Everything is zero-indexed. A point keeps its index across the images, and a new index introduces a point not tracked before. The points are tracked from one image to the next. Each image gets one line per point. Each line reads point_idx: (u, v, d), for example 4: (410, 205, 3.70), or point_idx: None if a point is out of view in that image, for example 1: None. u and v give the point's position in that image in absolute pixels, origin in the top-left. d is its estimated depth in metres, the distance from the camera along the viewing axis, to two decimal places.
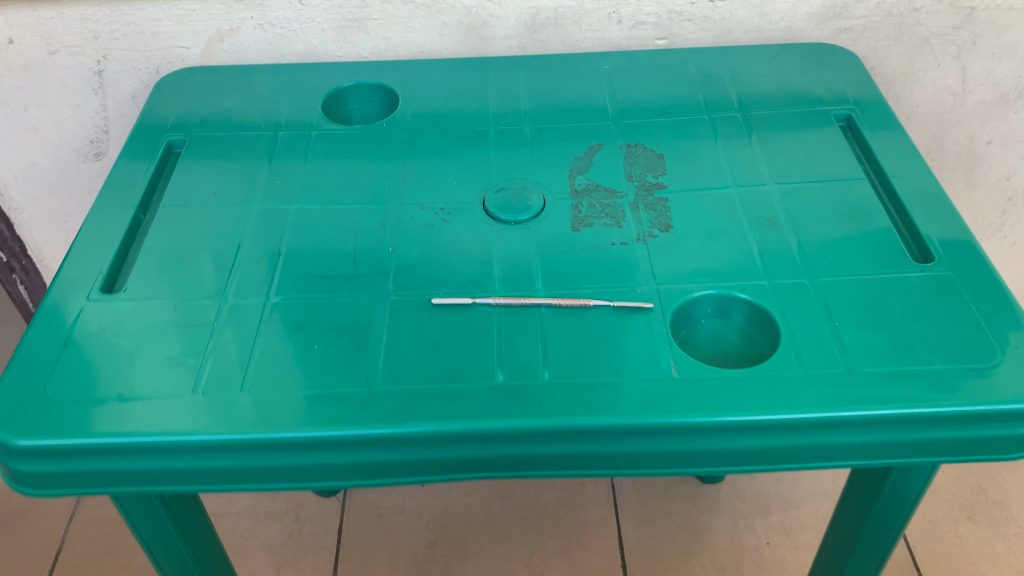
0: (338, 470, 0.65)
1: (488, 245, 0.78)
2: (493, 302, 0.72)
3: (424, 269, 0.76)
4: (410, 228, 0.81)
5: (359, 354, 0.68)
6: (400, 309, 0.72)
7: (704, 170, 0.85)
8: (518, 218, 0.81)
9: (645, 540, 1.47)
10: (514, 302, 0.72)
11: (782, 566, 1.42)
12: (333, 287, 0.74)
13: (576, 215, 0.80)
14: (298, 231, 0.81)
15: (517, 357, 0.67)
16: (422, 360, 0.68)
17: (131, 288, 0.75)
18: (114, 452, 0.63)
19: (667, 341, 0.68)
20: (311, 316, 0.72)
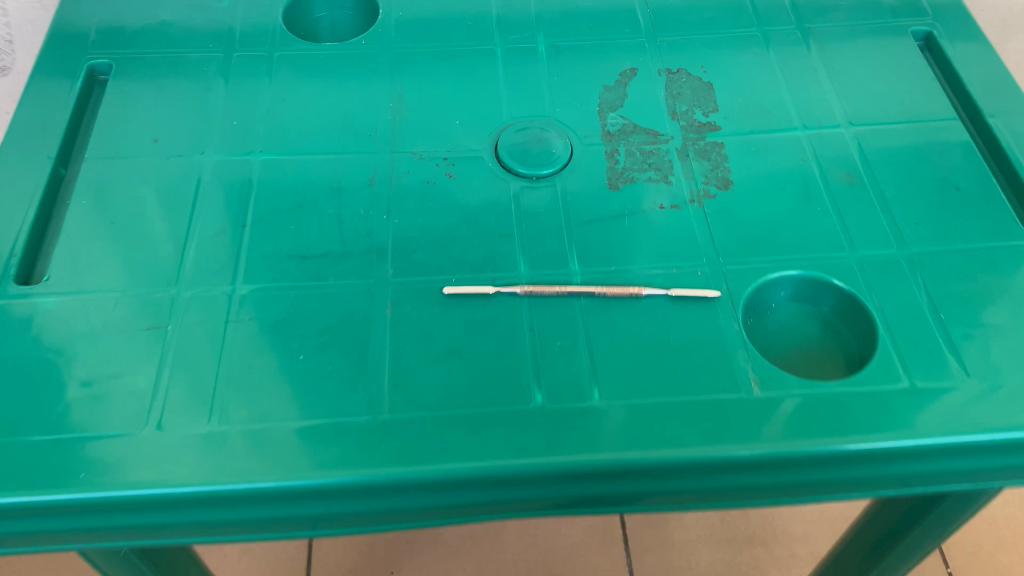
0: (338, 519, 0.52)
1: (507, 208, 0.63)
2: (522, 291, 0.58)
3: (430, 244, 0.61)
4: (407, 185, 0.64)
5: (358, 368, 0.54)
6: (404, 302, 0.57)
7: (762, 106, 0.70)
8: (542, 172, 0.65)
9: None
10: (548, 292, 0.57)
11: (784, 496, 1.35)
12: (316, 273, 0.59)
13: (613, 167, 0.66)
14: (266, 193, 0.64)
15: (558, 369, 0.54)
16: (438, 375, 0.54)
17: (55, 276, 0.58)
18: (49, 511, 0.49)
19: (741, 343, 0.55)
20: (292, 315, 0.57)
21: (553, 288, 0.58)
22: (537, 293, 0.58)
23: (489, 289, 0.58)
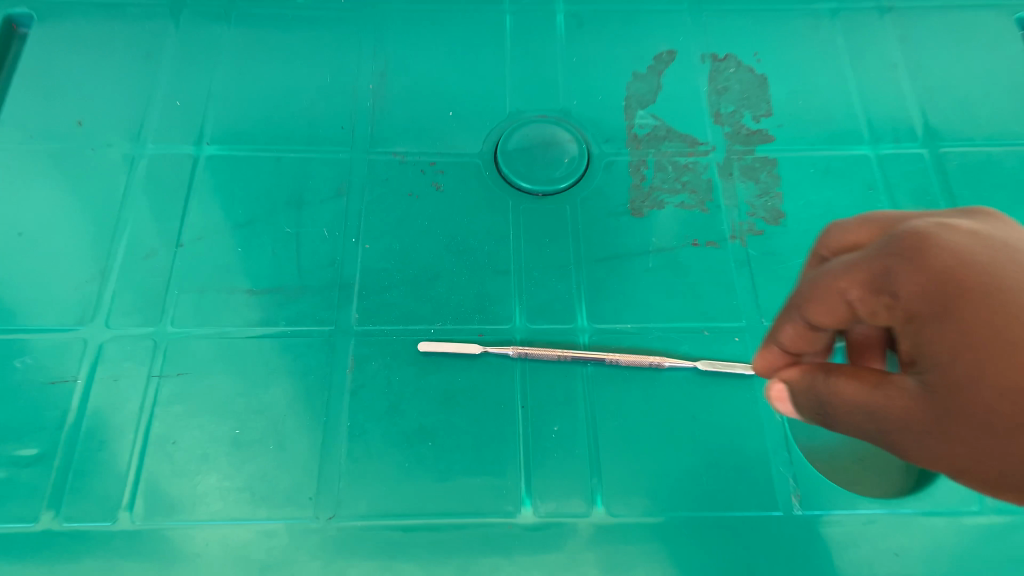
0: None
1: (504, 237, 0.51)
2: (514, 352, 0.46)
3: (406, 282, 0.49)
4: (384, 199, 0.52)
5: (307, 452, 0.44)
6: (369, 363, 0.46)
7: (827, 110, 0.57)
8: (548, 188, 0.53)
9: None
10: (545, 355, 0.46)
11: None
12: (264, 314, 0.48)
13: (638, 185, 0.54)
14: (211, 199, 0.52)
15: (555, 467, 0.44)
16: (406, 466, 0.44)
17: None
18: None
19: (784, 442, 0.45)
20: (230, 374, 0.46)
21: (552, 351, 0.46)
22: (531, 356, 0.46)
23: (477, 350, 0.46)
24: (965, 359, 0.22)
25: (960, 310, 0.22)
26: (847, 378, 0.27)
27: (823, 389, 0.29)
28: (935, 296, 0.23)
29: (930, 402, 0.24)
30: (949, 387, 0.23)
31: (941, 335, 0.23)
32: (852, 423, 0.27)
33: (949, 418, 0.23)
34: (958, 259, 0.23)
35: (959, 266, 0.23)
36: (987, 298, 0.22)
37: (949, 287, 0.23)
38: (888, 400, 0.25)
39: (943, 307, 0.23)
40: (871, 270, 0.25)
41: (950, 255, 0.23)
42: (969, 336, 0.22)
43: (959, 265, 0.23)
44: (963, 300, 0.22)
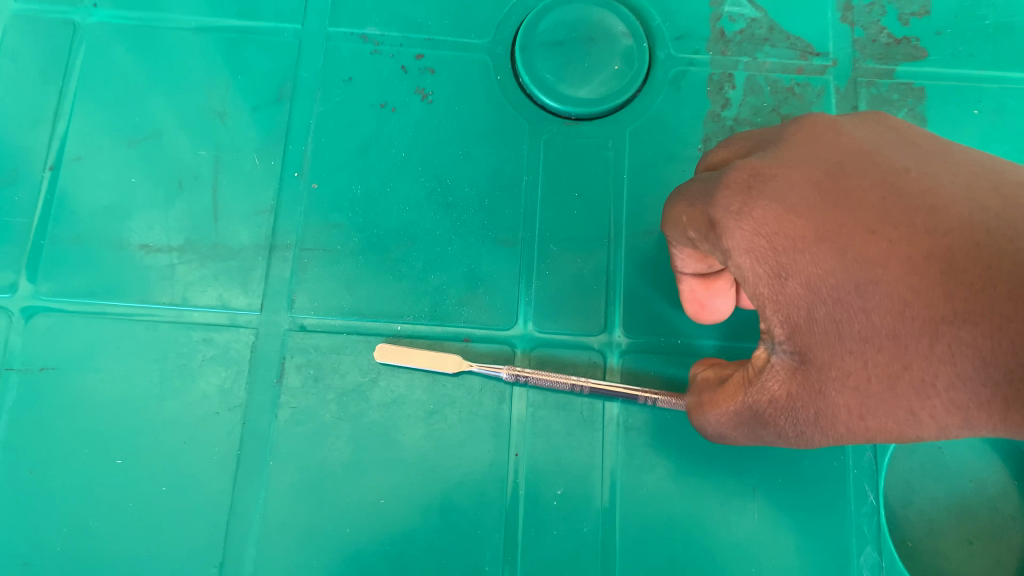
0: None
1: (513, 185, 0.36)
2: (507, 376, 0.32)
3: (367, 249, 0.34)
4: (346, 113, 0.36)
5: (212, 500, 0.32)
6: (306, 373, 0.33)
7: (1015, 10, 0.38)
8: (585, 112, 0.37)
9: None
10: (551, 383, 0.32)
11: None
12: (164, 286, 0.34)
13: (717, 114, 0.37)
14: (101, 96, 0.36)
15: (552, 549, 0.32)
16: (346, 532, 0.32)
17: None
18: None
19: (874, 536, 0.33)
20: (114, 375, 0.33)
21: (564, 378, 0.32)
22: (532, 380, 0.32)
23: (450, 369, 0.32)
24: (817, 318, 0.23)
25: (785, 251, 0.23)
26: (732, 386, 0.26)
27: (713, 401, 0.27)
28: (767, 250, 0.23)
29: (810, 384, 0.24)
30: (824, 361, 0.23)
31: (799, 293, 0.23)
32: (742, 423, 0.26)
33: (828, 395, 0.23)
34: (773, 185, 0.24)
35: (784, 210, 0.23)
36: (824, 240, 0.22)
37: (774, 232, 0.23)
38: (767, 384, 0.25)
39: (762, 249, 0.23)
40: (706, 209, 0.25)
41: (766, 184, 0.24)
42: (793, 278, 0.23)
43: (786, 199, 0.23)
44: (785, 236, 0.23)
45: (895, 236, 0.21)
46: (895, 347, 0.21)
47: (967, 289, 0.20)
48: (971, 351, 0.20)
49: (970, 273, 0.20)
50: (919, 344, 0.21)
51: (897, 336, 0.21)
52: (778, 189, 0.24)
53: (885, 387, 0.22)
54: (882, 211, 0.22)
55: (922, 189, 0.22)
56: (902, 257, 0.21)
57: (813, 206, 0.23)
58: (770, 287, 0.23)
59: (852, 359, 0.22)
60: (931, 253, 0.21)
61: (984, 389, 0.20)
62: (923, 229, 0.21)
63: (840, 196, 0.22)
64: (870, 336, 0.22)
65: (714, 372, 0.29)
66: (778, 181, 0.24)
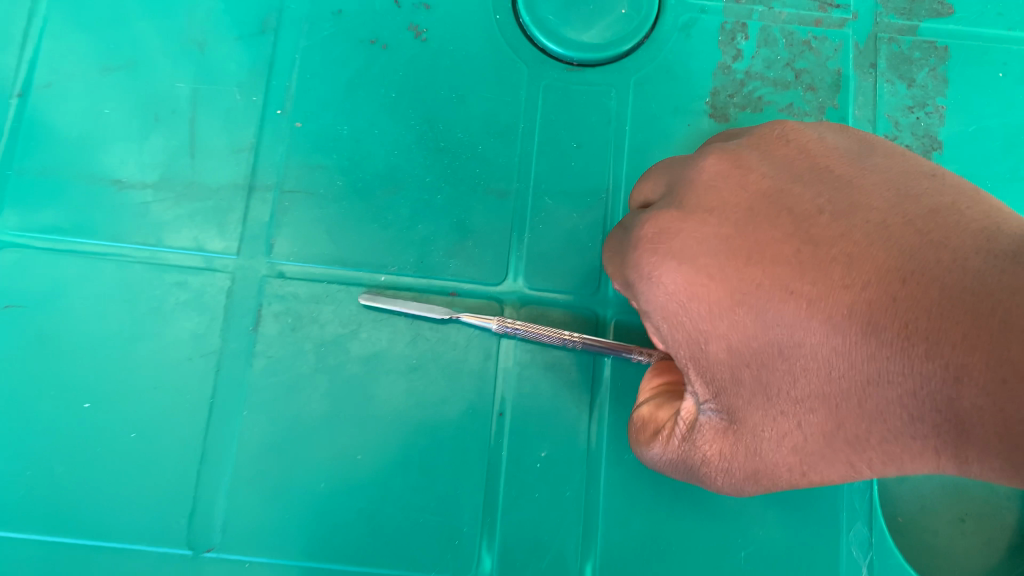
0: None
1: (508, 133, 0.34)
2: (496, 327, 0.31)
3: (350, 193, 0.33)
4: (335, 46, 0.34)
5: (182, 447, 0.30)
6: (286, 321, 0.31)
7: None
8: (588, 57, 0.35)
9: None
10: (538, 334, 0.31)
11: None
12: (137, 224, 0.32)
13: (728, 66, 0.35)
14: (73, 19, 0.34)
15: (535, 514, 0.31)
16: (322, 488, 0.30)
17: None
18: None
19: (865, 513, 0.32)
20: (81, 313, 0.31)
21: (555, 332, 0.31)
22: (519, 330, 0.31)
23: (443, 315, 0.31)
24: (744, 382, 0.22)
25: (702, 319, 0.22)
26: (663, 435, 0.25)
27: (648, 447, 0.26)
28: (683, 319, 0.22)
29: (739, 440, 0.23)
30: (755, 422, 0.22)
31: (719, 358, 0.22)
32: (678, 471, 0.25)
33: (763, 451, 0.23)
34: (688, 237, 0.22)
35: (694, 271, 0.21)
36: (740, 306, 0.21)
37: (690, 294, 0.22)
38: (701, 441, 0.24)
39: (677, 321, 0.22)
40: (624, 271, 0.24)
41: (682, 232, 0.22)
42: (711, 343, 0.22)
43: (699, 258, 0.22)
44: (698, 308, 0.22)
45: (813, 293, 0.20)
46: (830, 405, 0.21)
47: (890, 348, 0.19)
48: (898, 409, 0.20)
49: (892, 328, 0.19)
50: (850, 406, 0.21)
51: (828, 396, 0.21)
52: (694, 244, 0.22)
53: (823, 445, 0.22)
54: (799, 266, 0.21)
55: (841, 230, 0.21)
56: (825, 316, 0.20)
57: (731, 269, 0.21)
58: (691, 351, 0.22)
59: (782, 425, 0.22)
60: (851, 309, 0.20)
61: (917, 441, 0.20)
62: (842, 283, 0.20)
63: (755, 248, 0.21)
64: (803, 398, 0.21)
65: (647, 410, 0.26)
66: (699, 234, 0.22)
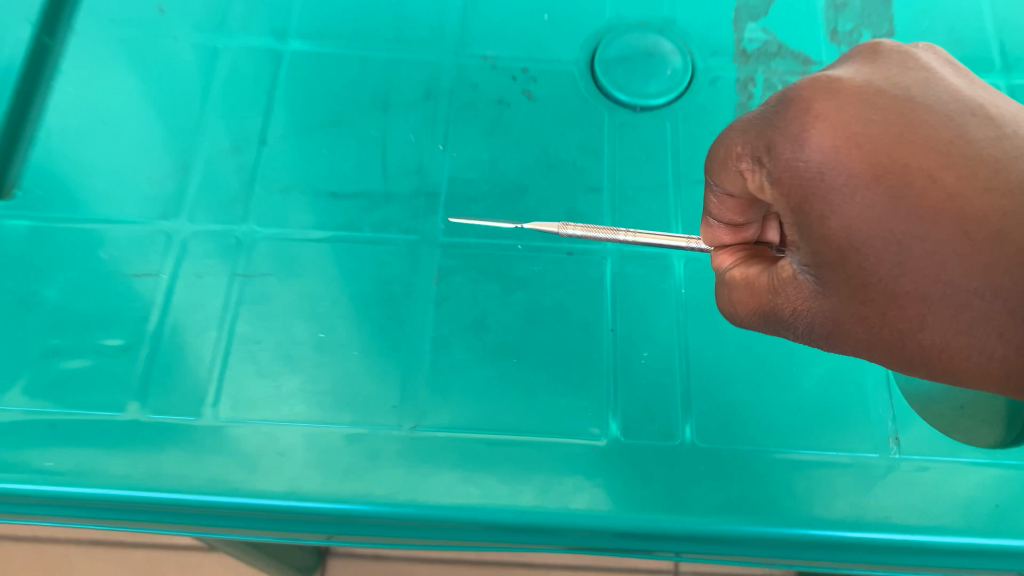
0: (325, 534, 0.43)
1: (597, 151, 0.49)
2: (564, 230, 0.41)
3: (494, 194, 0.47)
4: (474, 103, 0.50)
5: (389, 357, 0.43)
6: (456, 272, 0.45)
7: (956, 32, 0.52)
8: (648, 102, 0.50)
9: None
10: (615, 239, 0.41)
11: None
12: (347, 218, 0.46)
13: (744, 104, 0.50)
14: (297, 96, 0.50)
15: (642, 391, 0.43)
16: (490, 380, 0.43)
17: (31, 188, 0.47)
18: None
19: (885, 382, 0.43)
20: (316, 274, 0.45)
21: (611, 233, 0.41)
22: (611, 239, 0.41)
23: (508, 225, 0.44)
24: (855, 257, 0.29)
25: (836, 191, 0.28)
26: (759, 289, 0.34)
27: (742, 299, 0.35)
28: (820, 182, 0.29)
29: (826, 303, 0.31)
30: (857, 293, 0.29)
31: (842, 234, 0.29)
32: (763, 318, 0.35)
33: (851, 314, 0.30)
34: (836, 118, 0.28)
35: (847, 138, 0.28)
36: (873, 183, 0.28)
37: (833, 159, 0.28)
38: (789, 296, 0.33)
39: (817, 185, 0.29)
40: (773, 134, 0.30)
41: (835, 115, 0.28)
42: (840, 214, 0.28)
43: (853, 133, 0.28)
44: (836, 174, 0.28)
45: (951, 188, 0.26)
46: (918, 300, 0.28)
47: (1001, 262, 0.25)
48: (977, 313, 0.27)
49: (1011, 248, 0.25)
50: (942, 305, 0.27)
51: (930, 290, 0.27)
52: (844, 120, 0.28)
53: (905, 326, 0.29)
54: (939, 159, 0.27)
55: (987, 141, 0.27)
56: (952, 218, 0.26)
57: (870, 148, 0.28)
58: (834, 217, 0.29)
59: (881, 305, 0.29)
60: (978, 222, 0.26)
61: (981, 347, 0.27)
62: (982, 187, 0.26)
63: (902, 140, 0.27)
64: (908, 283, 0.28)
65: (737, 275, 0.36)
66: (854, 114, 0.28)
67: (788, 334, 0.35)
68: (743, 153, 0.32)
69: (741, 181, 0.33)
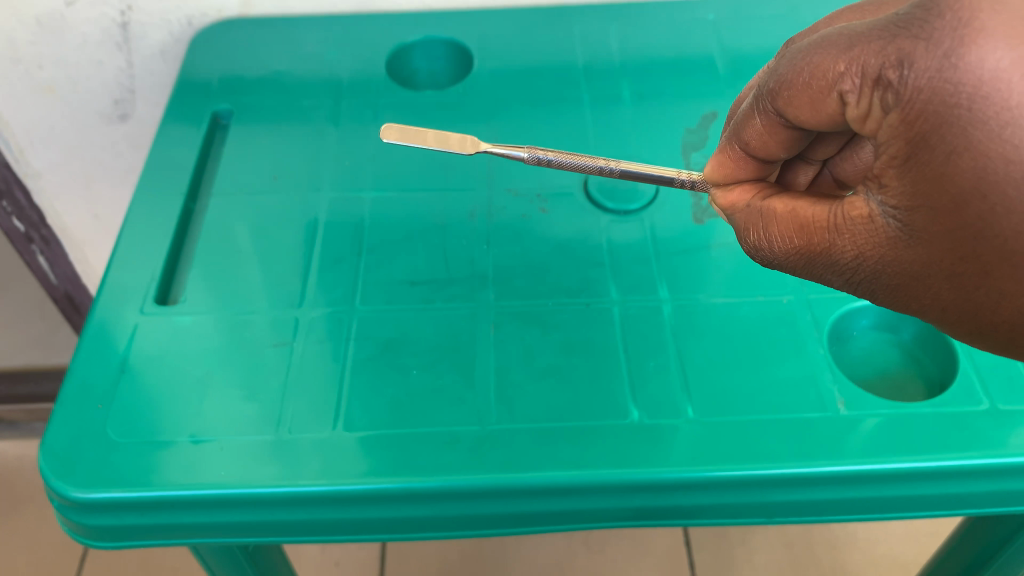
0: (425, 522, 0.55)
1: (597, 241, 0.68)
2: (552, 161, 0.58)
3: (529, 274, 0.65)
4: (504, 219, 0.70)
5: (464, 383, 0.58)
6: (505, 323, 0.62)
7: None
8: (630, 207, 0.70)
9: (708, 541, 1.24)
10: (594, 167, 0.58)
11: (859, 550, 1.21)
12: (424, 297, 0.64)
13: (698, 204, 0.70)
14: (378, 223, 0.69)
15: (655, 387, 0.57)
16: (541, 389, 0.58)
17: (190, 298, 0.64)
18: (176, 502, 0.53)
19: (828, 367, 0.58)
20: (405, 334, 0.61)
21: (598, 163, 0.58)
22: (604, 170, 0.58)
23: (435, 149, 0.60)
24: (963, 204, 0.38)
25: (976, 130, 0.36)
26: (818, 227, 0.47)
27: (784, 228, 0.49)
28: (961, 113, 0.36)
29: (911, 241, 0.42)
30: (946, 231, 0.39)
31: (969, 180, 0.37)
32: (811, 253, 0.48)
33: (927, 248, 0.41)
34: (1002, 33, 0.35)
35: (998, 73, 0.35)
36: (1007, 125, 0.36)
37: (982, 85, 0.36)
38: (854, 237, 0.45)
39: (958, 114, 0.37)
40: (915, 48, 0.38)
41: (1001, 30, 0.35)
42: (972, 157, 0.37)
43: (1007, 60, 0.35)
44: (983, 105, 0.36)
45: None
46: (1007, 251, 0.38)
47: None
48: None
49: None
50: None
51: (1017, 245, 0.37)
52: (1002, 43, 0.35)
53: (977, 270, 0.40)
54: None
55: None
56: None
57: (1017, 88, 0.35)
58: (963, 156, 0.37)
59: (973, 248, 0.39)
60: None
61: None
62: None
63: None
64: (1004, 234, 0.37)
65: (785, 207, 0.49)
66: (1020, 35, 0.35)
67: (835, 268, 0.48)
68: (849, 70, 0.41)
69: (835, 103, 0.43)
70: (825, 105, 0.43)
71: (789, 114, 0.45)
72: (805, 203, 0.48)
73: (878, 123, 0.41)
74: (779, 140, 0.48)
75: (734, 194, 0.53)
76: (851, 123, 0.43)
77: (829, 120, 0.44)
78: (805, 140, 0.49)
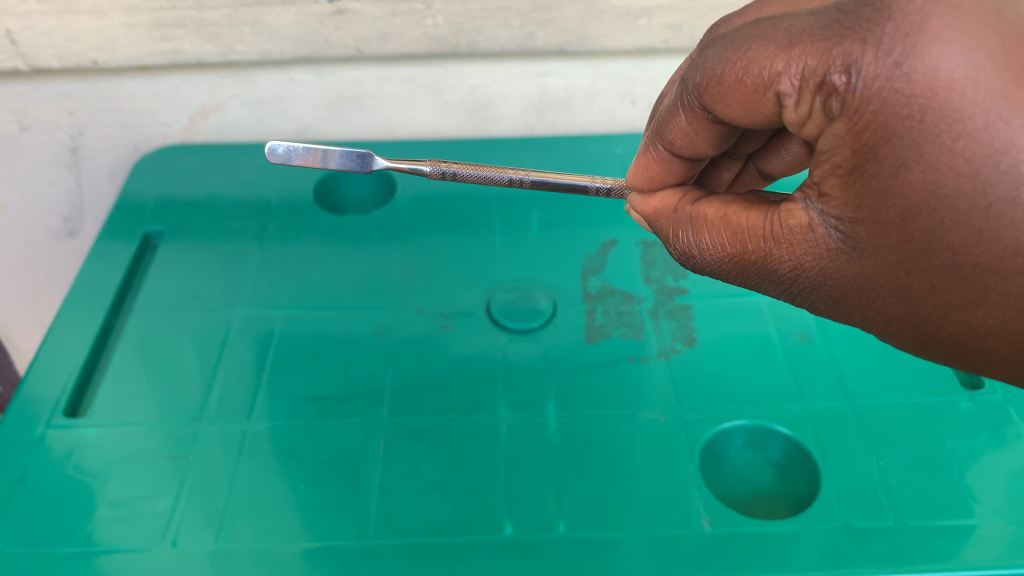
0: None
1: (495, 357, 0.71)
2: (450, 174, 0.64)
3: (427, 389, 0.68)
4: (409, 336, 0.73)
5: (350, 498, 0.61)
6: (396, 440, 0.64)
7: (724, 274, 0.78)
8: (528, 326, 0.74)
9: None
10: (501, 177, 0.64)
11: None
12: (320, 414, 0.66)
13: (591, 325, 0.74)
14: (286, 340, 0.73)
15: (531, 503, 0.60)
16: (423, 504, 0.60)
17: (98, 411, 0.67)
18: None
19: (697, 485, 0.61)
20: (298, 449, 0.64)
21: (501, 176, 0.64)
22: (518, 181, 0.65)
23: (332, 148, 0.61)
24: (908, 219, 0.39)
25: (927, 143, 0.37)
26: (755, 239, 0.49)
27: (716, 233, 0.51)
28: (912, 123, 0.37)
29: (852, 250, 0.43)
30: (887, 243, 0.41)
31: (918, 195, 0.38)
32: (749, 264, 0.50)
33: (869, 260, 0.43)
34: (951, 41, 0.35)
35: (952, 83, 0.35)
36: (961, 136, 0.36)
37: (936, 97, 0.36)
38: (792, 247, 0.46)
39: (910, 125, 0.37)
40: (861, 48, 0.37)
41: (949, 38, 0.35)
42: (921, 170, 0.38)
43: (961, 70, 0.35)
44: (936, 117, 0.36)
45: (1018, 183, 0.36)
46: (950, 263, 0.40)
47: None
48: (986, 284, 0.40)
49: None
50: (968, 271, 0.40)
51: (959, 259, 0.39)
52: (957, 53, 0.35)
53: (920, 280, 0.42)
54: None
55: None
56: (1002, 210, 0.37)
57: (971, 101, 0.35)
58: (914, 169, 0.38)
59: (919, 261, 0.41)
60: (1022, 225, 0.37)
61: (971, 301, 0.41)
62: None
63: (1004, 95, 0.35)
64: (947, 247, 0.39)
65: (716, 211, 0.51)
66: (972, 41, 0.35)
67: (774, 277, 0.50)
68: (785, 72, 0.40)
69: (773, 103, 0.42)
70: (760, 104, 0.43)
71: (719, 111, 0.46)
72: (736, 207, 0.50)
73: (819, 127, 0.41)
74: (706, 137, 0.49)
75: (657, 201, 0.56)
76: (787, 123, 0.43)
77: (767, 119, 0.44)
78: (731, 135, 0.50)
